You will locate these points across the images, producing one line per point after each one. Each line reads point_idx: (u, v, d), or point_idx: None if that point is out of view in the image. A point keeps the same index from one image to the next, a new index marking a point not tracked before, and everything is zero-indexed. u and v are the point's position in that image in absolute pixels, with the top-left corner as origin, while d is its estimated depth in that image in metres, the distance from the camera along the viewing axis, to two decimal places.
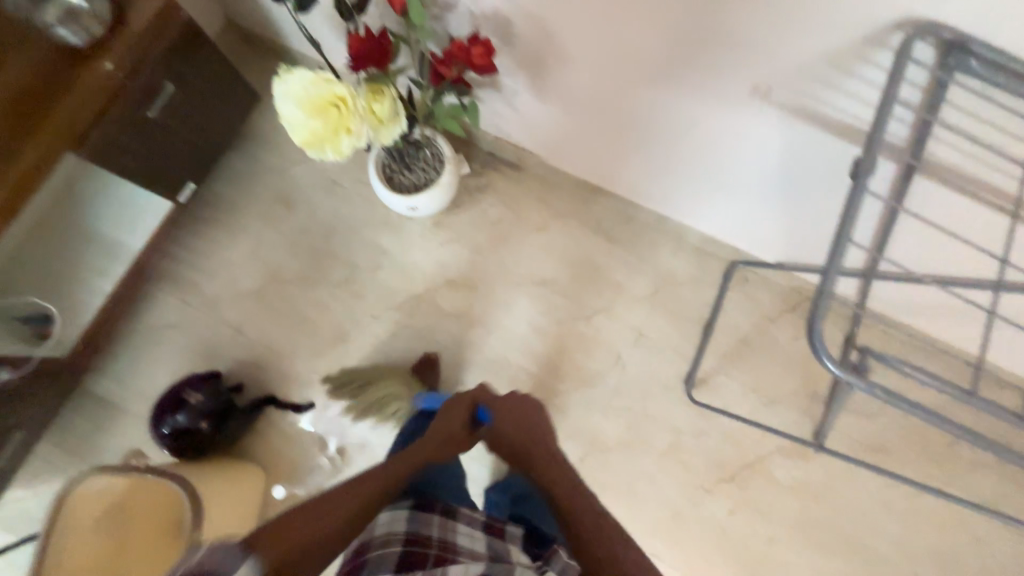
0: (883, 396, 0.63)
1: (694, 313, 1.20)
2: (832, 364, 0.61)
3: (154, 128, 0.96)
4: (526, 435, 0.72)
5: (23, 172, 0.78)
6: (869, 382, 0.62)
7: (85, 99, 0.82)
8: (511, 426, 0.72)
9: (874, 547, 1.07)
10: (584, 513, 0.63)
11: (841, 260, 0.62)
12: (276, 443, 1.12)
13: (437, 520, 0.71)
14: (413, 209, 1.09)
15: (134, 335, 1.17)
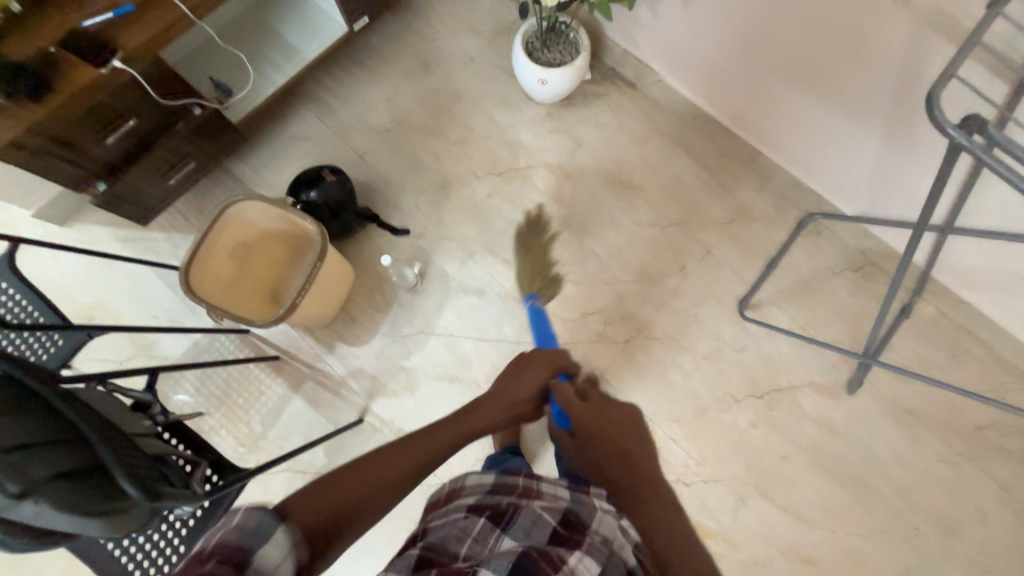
0: (989, 163, 0.59)
1: (762, 248, 1.29)
2: (940, 111, 0.60)
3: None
4: (607, 434, 0.69)
5: None
6: (977, 148, 0.60)
7: None
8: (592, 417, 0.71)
9: (881, 492, 1.13)
10: (652, 495, 0.65)
11: (967, 48, 0.64)
12: (369, 253, 1.27)
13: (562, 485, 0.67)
14: (543, 82, 1.24)
15: (277, 137, 1.36)
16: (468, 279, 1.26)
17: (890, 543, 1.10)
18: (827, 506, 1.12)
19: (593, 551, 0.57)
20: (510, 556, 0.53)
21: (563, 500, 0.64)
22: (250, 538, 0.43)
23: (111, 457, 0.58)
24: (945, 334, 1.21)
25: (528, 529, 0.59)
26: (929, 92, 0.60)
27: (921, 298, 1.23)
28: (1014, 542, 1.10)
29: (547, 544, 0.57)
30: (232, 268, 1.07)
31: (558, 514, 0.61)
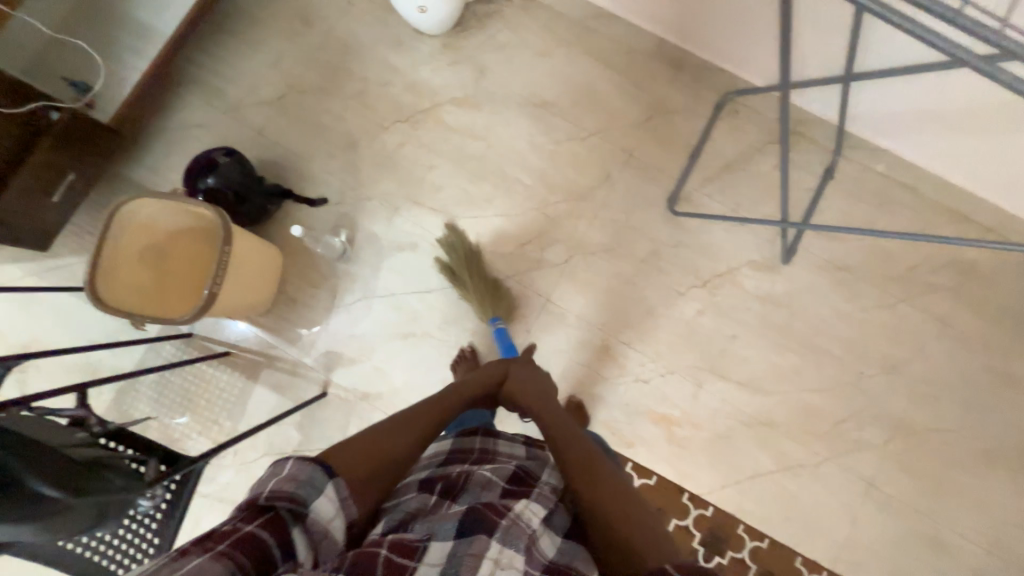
0: None
1: (684, 140, 1.26)
2: None
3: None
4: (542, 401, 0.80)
5: None
6: None
7: None
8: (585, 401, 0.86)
9: (828, 348, 1.19)
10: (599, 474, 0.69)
11: None
12: (292, 230, 1.23)
13: (516, 441, 0.80)
14: (423, 11, 1.16)
15: (163, 128, 1.27)
16: (399, 236, 1.24)
17: (839, 392, 1.18)
18: (778, 372, 1.18)
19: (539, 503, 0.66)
20: (456, 519, 0.60)
21: (508, 464, 0.73)
22: (305, 488, 0.54)
23: (20, 467, 0.60)
24: (871, 187, 1.23)
25: (479, 491, 0.66)
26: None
27: (843, 156, 1.23)
28: (949, 365, 1.18)
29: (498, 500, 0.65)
30: (149, 272, 1.02)
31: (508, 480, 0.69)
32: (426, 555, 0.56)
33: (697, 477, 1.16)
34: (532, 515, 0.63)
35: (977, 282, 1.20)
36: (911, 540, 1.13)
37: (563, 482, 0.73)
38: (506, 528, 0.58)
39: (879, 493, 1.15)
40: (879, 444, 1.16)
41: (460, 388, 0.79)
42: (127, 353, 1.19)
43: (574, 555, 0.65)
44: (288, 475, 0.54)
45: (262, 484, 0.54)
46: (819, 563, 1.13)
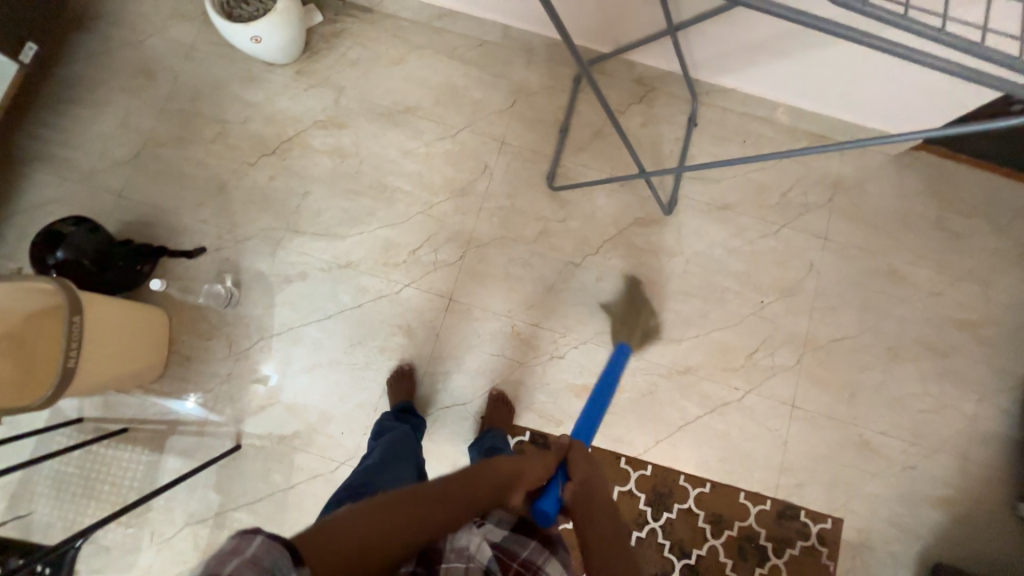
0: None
1: (550, 117, 1.29)
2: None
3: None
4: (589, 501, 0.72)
5: None
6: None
7: None
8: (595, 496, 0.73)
9: (726, 285, 1.23)
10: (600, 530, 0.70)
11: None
12: (173, 287, 1.18)
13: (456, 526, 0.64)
14: (258, 41, 1.15)
15: (12, 211, 1.20)
16: (287, 269, 1.20)
17: (745, 324, 1.21)
18: (685, 318, 1.21)
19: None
20: None
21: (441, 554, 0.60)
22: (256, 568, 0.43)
23: None
24: (731, 126, 1.28)
25: None
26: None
27: (701, 103, 1.28)
28: (840, 276, 1.24)
29: None
30: (10, 363, 0.97)
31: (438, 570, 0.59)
32: None
33: (631, 439, 1.16)
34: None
35: (847, 194, 1.27)
36: (840, 449, 1.16)
37: (470, 541, 0.63)
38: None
39: (803, 412, 1.18)
40: (793, 365, 1.19)
41: (479, 476, 0.66)
42: (14, 455, 1.10)
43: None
44: (251, 557, 0.43)
45: (222, 559, 0.43)
46: (764, 494, 1.14)
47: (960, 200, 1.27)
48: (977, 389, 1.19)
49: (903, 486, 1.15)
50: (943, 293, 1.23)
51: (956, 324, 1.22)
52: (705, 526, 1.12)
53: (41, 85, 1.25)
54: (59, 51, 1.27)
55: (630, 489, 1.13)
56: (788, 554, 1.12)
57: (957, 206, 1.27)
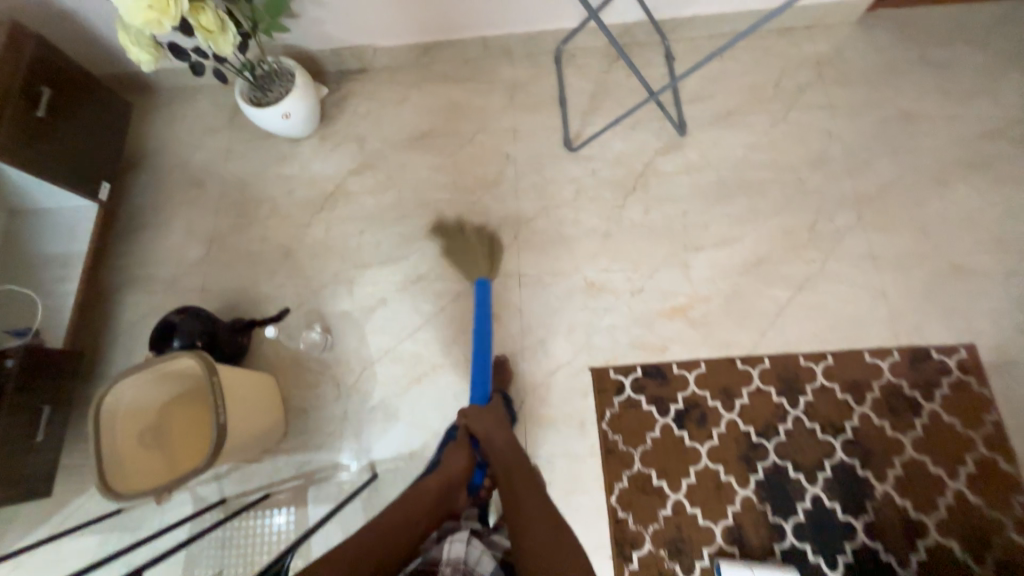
0: None
1: (547, 98, 1.42)
2: None
3: (61, 124, 1.15)
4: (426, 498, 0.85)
5: None
6: None
7: None
8: (499, 443, 0.92)
9: (762, 176, 1.29)
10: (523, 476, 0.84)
11: None
12: (272, 350, 1.26)
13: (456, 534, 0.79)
14: (289, 116, 1.30)
15: (115, 335, 1.30)
16: (366, 301, 1.28)
17: (795, 203, 1.26)
18: (737, 218, 1.26)
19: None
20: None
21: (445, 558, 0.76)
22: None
23: None
24: (705, 49, 1.41)
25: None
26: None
27: (671, 40, 1.42)
28: (860, 133, 1.30)
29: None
30: (155, 454, 1.01)
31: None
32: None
33: (736, 341, 1.17)
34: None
35: (832, 65, 1.36)
36: (938, 282, 1.17)
37: (467, 553, 0.75)
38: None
39: (886, 261, 1.20)
40: (856, 223, 1.23)
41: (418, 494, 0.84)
42: (174, 555, 1.13)
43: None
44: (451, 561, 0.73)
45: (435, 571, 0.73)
46: (886, 348, 1.13)
47: (933, 34, 1.36)
48: None
49: (1017, 293, 1.14)
50: (961, 114, 1.29)
51: (986, 135, 1.27)
52: (846, 397, 1.10)
53: (112, 223, 1.41)
54: (120, 192, 1.43)
55: (757, 387, 1.13)
56: (939, 396, 1.09)
57: (933, 40, 1.35)
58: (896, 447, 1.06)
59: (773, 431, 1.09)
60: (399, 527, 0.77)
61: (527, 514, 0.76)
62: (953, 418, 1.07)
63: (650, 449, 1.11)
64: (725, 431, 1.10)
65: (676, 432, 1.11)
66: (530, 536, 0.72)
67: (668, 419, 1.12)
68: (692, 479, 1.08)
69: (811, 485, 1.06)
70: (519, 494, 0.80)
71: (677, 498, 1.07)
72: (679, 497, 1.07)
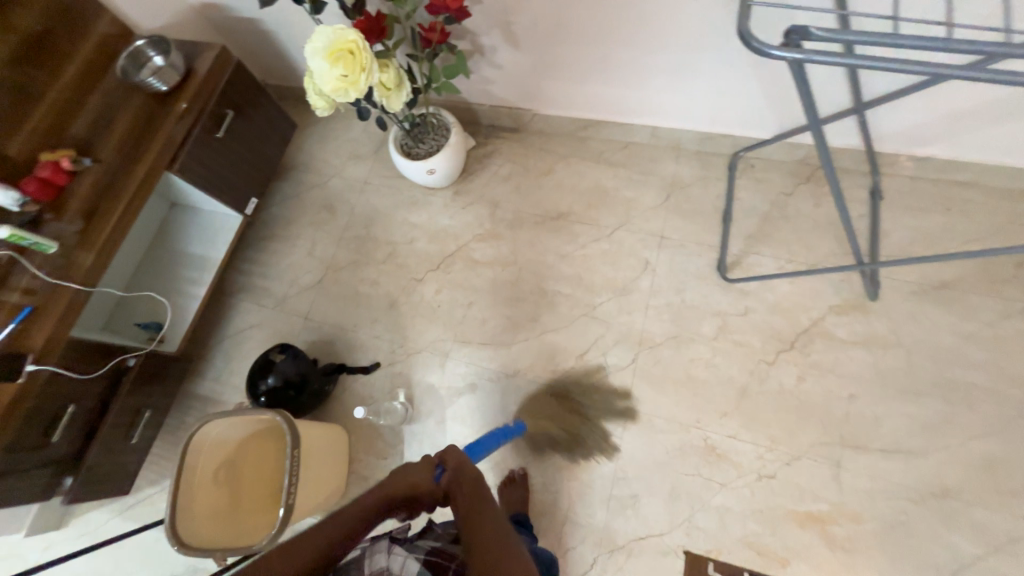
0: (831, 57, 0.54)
1: (709, 208, 1.24)
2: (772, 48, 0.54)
3: (233, 144, 1.21)
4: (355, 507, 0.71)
5: (126, 205, 1.00)
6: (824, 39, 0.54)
7: (162, 144, 1.04)
8: (470, 474, 0.78)
9: (970, 380, 1.00)
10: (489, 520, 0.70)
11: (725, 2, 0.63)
12: (353, 402, 1.23)
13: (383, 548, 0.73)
14: (432, 172, 1.26)
15: (222, 338, 1.35)
16: (456, 380, 1.21)
17: (1014, 430, 0.96)
18: (924, 425, 0.99)
19: None
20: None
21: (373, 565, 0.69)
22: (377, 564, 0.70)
23: None
24: (925, 196, 1.14)
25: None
26: (739, 29, 0.56)
27: (883, 174, 1.17)
28: None
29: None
30: (225, 492, 1.00)
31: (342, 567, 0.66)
32: None
33: None
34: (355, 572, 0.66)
35: None
36: None
37: (389, 562, 0.70)
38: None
39: None
40: None
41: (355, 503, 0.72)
42: None
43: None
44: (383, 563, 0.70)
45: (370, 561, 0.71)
46: None
47: None
48: None
49: None
50: None
51: None
52: None
53: (250, 226, 1.47)
54: (263, 198, 1.50)
55: None
56: None
57: None
58: None
59: None
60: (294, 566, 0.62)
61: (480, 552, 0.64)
62: None
63: None
64: None
65: None
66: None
67: None
68: None
69: None
70: (477, 533, 0.68)
71: None
72: None
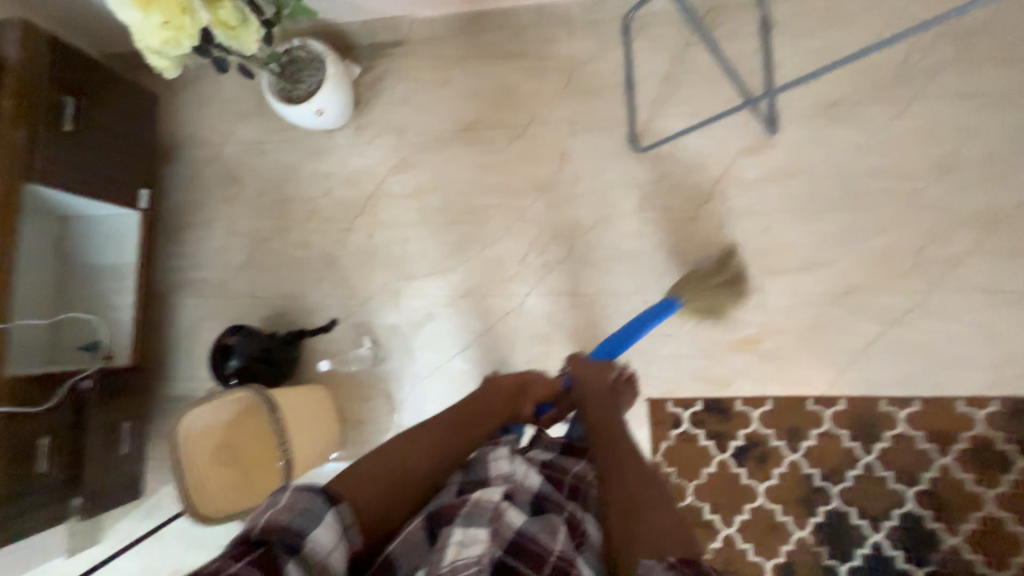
0: None
1: (612, 80, 1.22)
2: None
3: (91, 134, 1.08)
4: (487, 405, 0.79)
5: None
6: None
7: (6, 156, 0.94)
8: (594, 383, 0.87)
9: (865, 186, 1.10)
10: (616, 435, 0.77)
11: None
12: (324, 361, 1.27)
13: (504, 454, 0.63)
14: (321, 112, 1.18)
15: (174, 338, 1.34)
16: (414, 314, 1.25)
17: (903, 220, 1.07)
18: (829, 236, 1.10)
19: (495, 494, 0.57)
20: (500, 494, 0.57)
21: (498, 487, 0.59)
22: (510, 483, 0.60)
23: None
24: (813, 14, 1.14)
25: (516, 495, 0.60)
26: None
27: (771, 1, 1.15)
28: (1002, 129, 1.06)
29: (495, 493, 0.57)
30: (232, 471, 1.05)
31: (473, 493, 0.57)
32: (509, 517, 0.56)
33: (810, 379, 1.08)
34: (490, 497, 0.56)
35: (980, 35, 1.08)
36: None
37: (514, 469, 0.62)
38: (465, 512, 0.53)
39: (1009, 294, 1.02)
40: (977, 247, 1.04)
41: (489, 405, 0.79)
42: None
43: (554, 523, 0.59)
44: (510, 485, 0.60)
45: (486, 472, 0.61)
46: (986, 396, 1.02)
47: None
48: None
49: None
50: None
51: None
52: (928, 447, 1.02)
53: (156, 221, 1.38)
54: (158, 186, 1.39)
55: (828, 429, 1.06)
56: None
57: None
58: (976, 502, 1.00)
59: (840, 475, 1.04)
60: (434, 449, 0.67)
61: (615, 459, 0.72)
62: None
63: (706, 483, 1.09)
64: (787, 472, 1.06)
65: (734, 469, 1.08)
66: (616, 481, 0.68)
67: (726, 455, 1.09)
68: (746, 516, 1.07)
69: (874, 533, 1.02)
70: (608, 441, 0.75)
71: (729, 533, 1.07)
72: (731, 532, 1.07)
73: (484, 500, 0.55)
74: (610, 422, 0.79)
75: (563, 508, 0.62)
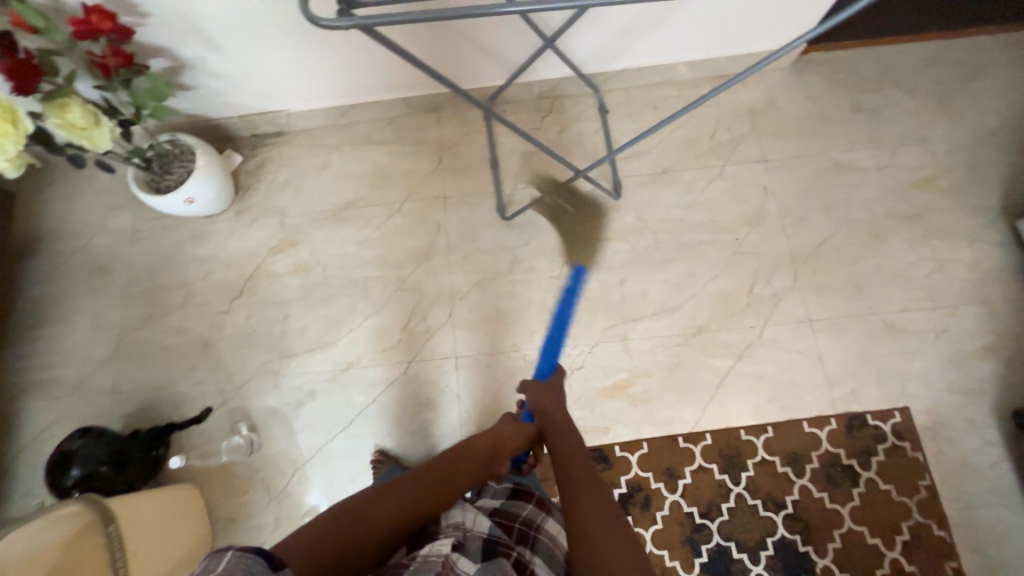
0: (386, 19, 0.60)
1: (479, 158, 1.35)
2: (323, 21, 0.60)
3: None
4: (457, 465, 0.72)
5: None
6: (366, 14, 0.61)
7: None
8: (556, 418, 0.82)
9: (699, 239, 1.26)
10: (586, 475, 0.71)
11: None
12: (194, 456, 1.18)
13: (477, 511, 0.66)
14: (192, 201, 1.20)
15: (16, 449, 1.19)
16: (295, 394, 1.21)
17: (733, 265, 1.23)
18: (676, 284, 1.23)
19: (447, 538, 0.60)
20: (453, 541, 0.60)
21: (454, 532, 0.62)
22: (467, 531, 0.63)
23: None
24: (639, 100, 1.37)
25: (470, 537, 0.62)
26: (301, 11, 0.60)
27: (603, 92, 1.37)
28: (794, 186, 1.28)
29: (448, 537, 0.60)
30: None
31: (422, 549, 0.59)
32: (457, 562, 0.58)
33: (678, 417, 1.14)
34: (439, 549, 0.58)
35: (765, 114, 1.34)
36: (873, 342, 1.17)
37: (466, 517, 0.64)
38: (413, 570, 0.54)
39: (824, 323, 1.18)
40: (792, 284, 1.21)
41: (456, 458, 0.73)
42: None
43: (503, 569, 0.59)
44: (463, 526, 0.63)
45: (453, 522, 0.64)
46: (825, 415, 1.13)
47: (865, 79, 1.34)
48: (964, 235, 1.22)
49: (948, 351, 1.15)
50: (892, 163, 1.28)
51: (919, 185, 1.26)
52: (786, 470, 1.10)
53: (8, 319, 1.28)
54: (14, 283, 1.30)
55: (699, 466, 1.11)
56: (874, 463, 1.10)
57: (865, 85, 1.34)
58: (835, 519, 1.07)
59: (717, 510, 1.08)
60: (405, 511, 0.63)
61: (589, 507, 0.66)
62: (889, 485, 1.09)
63: None
64: (669, 514, 1.09)
65: None
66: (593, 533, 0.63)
67: None
68: None
69: (754, 565, 1.05)
70: (577, 484, 0.70)
71: None
72: None
73: (432, 553, 0.57)
74: (581, 462, 0.73)
75: (512, 551, 0.63)
